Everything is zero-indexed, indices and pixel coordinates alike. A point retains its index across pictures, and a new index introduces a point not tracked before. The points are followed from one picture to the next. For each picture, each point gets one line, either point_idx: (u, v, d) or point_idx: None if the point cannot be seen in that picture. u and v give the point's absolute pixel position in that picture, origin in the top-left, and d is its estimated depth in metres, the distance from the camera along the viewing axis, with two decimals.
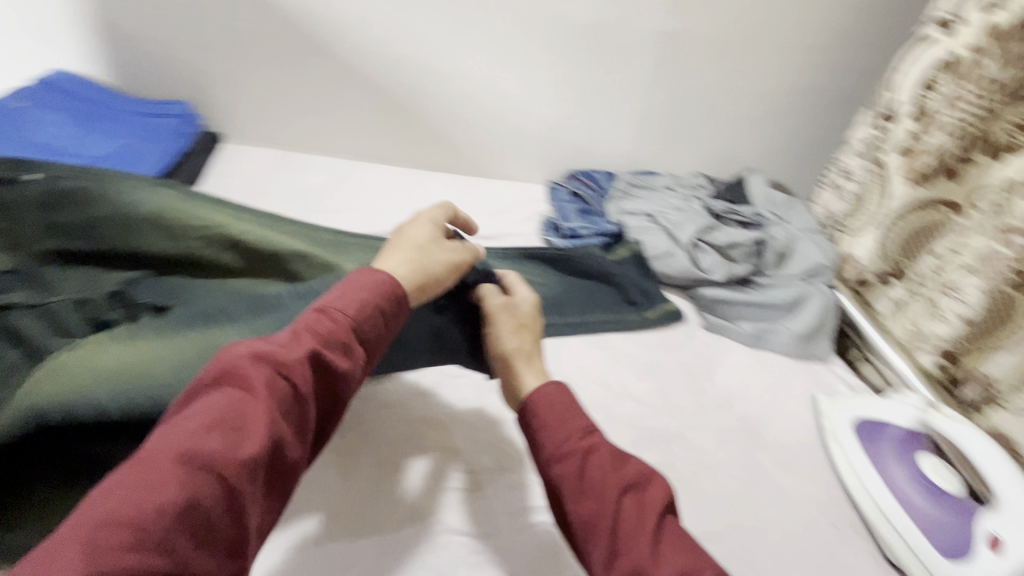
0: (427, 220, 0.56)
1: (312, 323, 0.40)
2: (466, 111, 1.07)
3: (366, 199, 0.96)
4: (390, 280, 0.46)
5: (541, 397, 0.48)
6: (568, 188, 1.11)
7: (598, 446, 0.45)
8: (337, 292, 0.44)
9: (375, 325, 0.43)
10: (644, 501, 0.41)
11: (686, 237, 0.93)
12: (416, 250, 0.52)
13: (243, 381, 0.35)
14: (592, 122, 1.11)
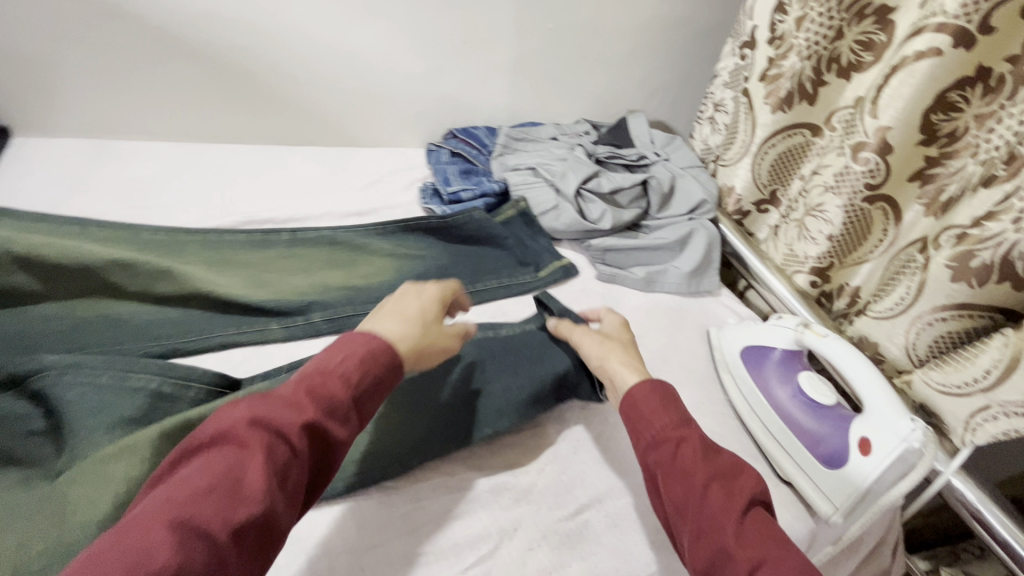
0: (425, 289, 0.57)
1: (313, 384, 0.43)
2: (318, 74, 0.93)
3: (211, 188, 0.82)
4: (387, 347, 0.47)
5: (638, 394, 0.53)
6: (447, 149, 1.03)
7: (694, 440, 0.50)
8: (338, 354, 0.45)
9: (371, 393, 0.45)
10: (729, 489, 0.46)
11: (570, 187, 0.89)
12: (420, 321, 0.52)
13: (244, 445, 0.38)
14: (464, 74, 1.02)
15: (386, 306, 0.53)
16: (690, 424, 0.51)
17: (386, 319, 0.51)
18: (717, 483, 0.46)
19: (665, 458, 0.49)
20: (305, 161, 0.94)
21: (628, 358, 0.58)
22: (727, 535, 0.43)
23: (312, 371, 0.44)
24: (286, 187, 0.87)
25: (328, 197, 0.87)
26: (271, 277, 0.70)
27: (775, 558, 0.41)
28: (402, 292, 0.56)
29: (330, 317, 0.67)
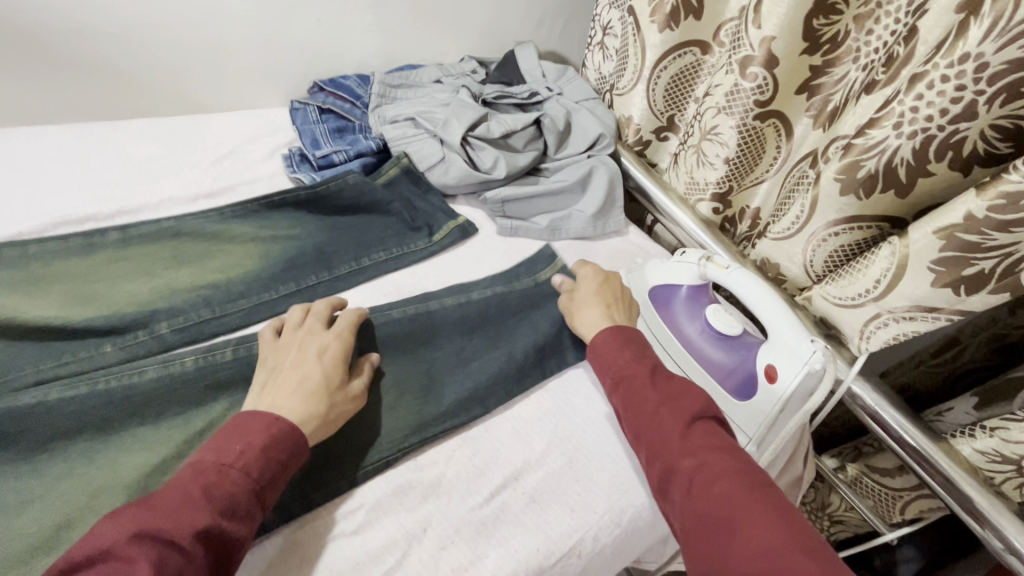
0: (326, 341, 0.53)
1: (208, 482, 0.41)
2: (131, 25, 0.75)
3: (4, 184, 0.65)
4: (293, 431, 0.46)
5: (601, 340, 0.57)
6: (314, 105, 0.89)
7: (631, 370, 0.54)
8: (237, 445, 0.43)
9: (273, 484, 0.44)
10: (678, 411, 0.49)
11: (455, 135, 0.79)
12: (324, 392, 0.49)
13: (128, 561, 0.35)
14: (319, 13, 0.87)
15: (284, 375, 0.50)
16: (648, 359, 0.55)
17: (285, 396, 0.48)
18: (666, 407, 0.50)
19: (622, 394, 0.53)
20: (136, 138, 0.78)
21: (613, 309, 0.61)
22: (673, 450, 0.47)
23: (205, 468, 0.42)
24: (111, 173, 0.71)
25: (168, 179, 0.72)
26: (99, 288, 0.58)
27: (716, 462, 0.45)
28: (298, 351, 0.52)
29: (179, 327, 0.56)
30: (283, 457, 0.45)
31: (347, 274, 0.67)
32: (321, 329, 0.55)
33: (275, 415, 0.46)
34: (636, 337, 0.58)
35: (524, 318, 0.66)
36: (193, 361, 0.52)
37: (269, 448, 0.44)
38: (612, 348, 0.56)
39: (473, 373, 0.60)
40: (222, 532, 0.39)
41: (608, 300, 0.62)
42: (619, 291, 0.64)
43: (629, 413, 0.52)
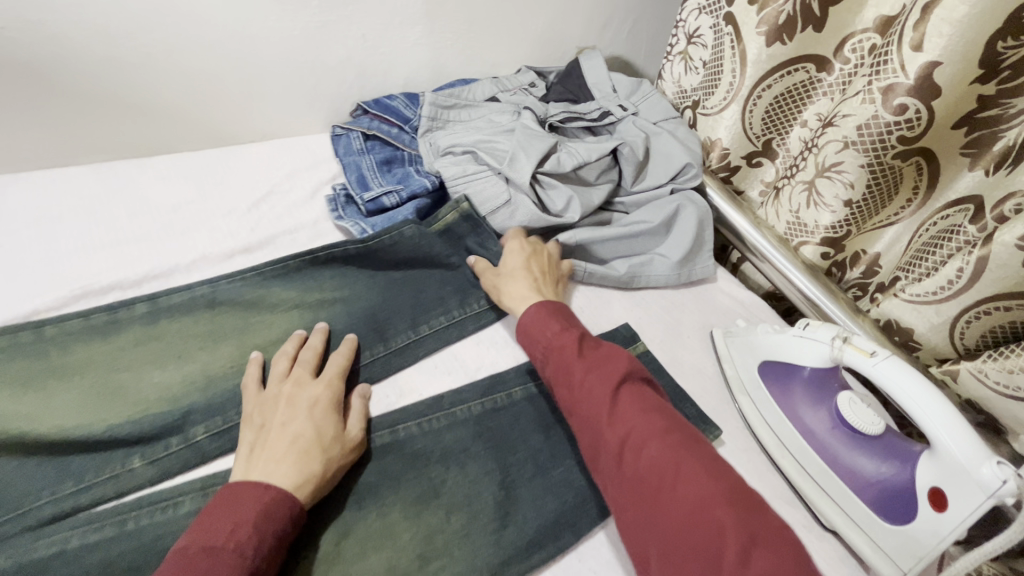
0: (314, 391, 0.49)
1: (198, 572, 0.36)
2: (156, 52, 0.66)
3: (23, 245, 0.58)
4: (289, 497, 0.41)
5: (527, 315, 0.54)
6: (358, 131, 0.79)
7: (557, 340, 0.51)
8: (225, 523, 0.39)
9: (272, 559, 0.39)
10: (604, 377, 0.47)
11: (525, 173, 0.68)
12: (317, 449, 0.45)
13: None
14: (363, 28, 0.76)
15: (271, 434, 0.45)
16: (576, 328, 0.52)
17: (277, 459, 0.44)
18: (591, 375, 0.48)
19: (551, 367, 0.50)
20: (163, 179, 0.69)
21: (539, 283, 0.60)
22: (601, 421, 0.45)
23: (192, 553, 0.37)
24: (138, 227, 0.63)
25: (200, 231, 0.64)
26: (127, 379, 0.50)
27: (648, 428, 0.44)
28: (287, 407, 0.48)
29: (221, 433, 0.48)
30: (280, 528, 0.40)
31: (405, 347, 0.58)
32: (294, 362, 0.52)
33: (268, 483, 0.42)
34: (562, 308, 0.55)
35: None
36: None
37: (261, 520, 0.39)
38: (537, 320, 0.53)
39: (555, 488, 0.51)
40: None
41: (536, 275, 0.61)
42: (548, 265, 0.64)
43: (554, 382, 0.50)
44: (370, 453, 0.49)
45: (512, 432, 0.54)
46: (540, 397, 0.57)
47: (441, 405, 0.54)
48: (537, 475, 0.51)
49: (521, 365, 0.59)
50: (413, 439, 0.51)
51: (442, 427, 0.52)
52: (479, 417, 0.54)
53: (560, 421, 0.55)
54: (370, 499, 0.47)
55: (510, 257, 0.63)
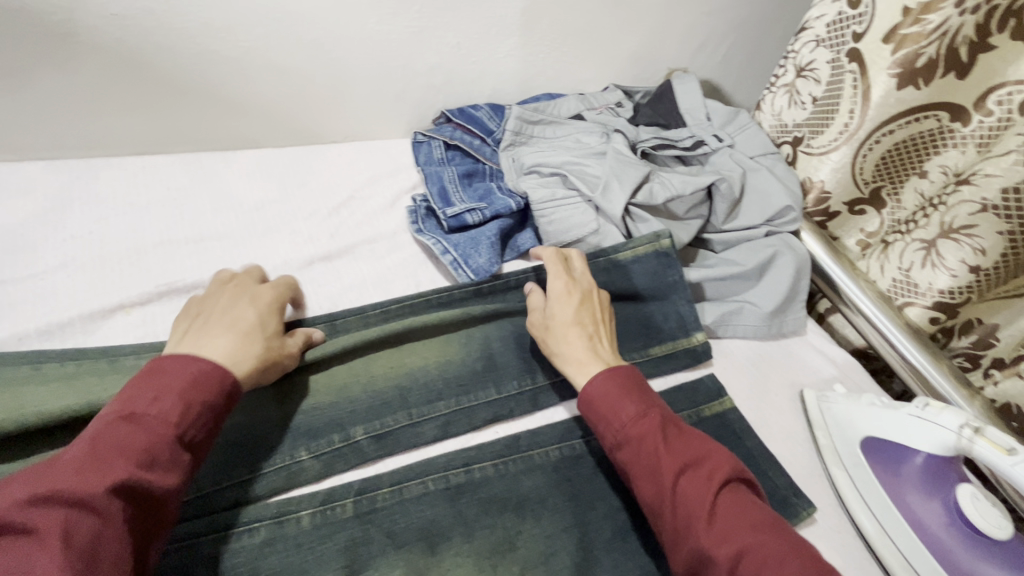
0: (260, 292, 0.50)
1: (118, 437, 0.35)
2: (255, 48, 0.65)
3: (113, 235, 0.58)
4: (221, 372, 0.41)
5: (594, 387, 0.48)
6: (440, 140, 0.77)
7: (634, 429, 0.45)
8: (149, 392, 0.38)
9: (202, 426, 0.39)
10: (700, 481, 0.42)
11: (617, 205, 0.65)
12: (257, 333, 0.45)
13: (30, 530, 0.30)
14: (458, 36, 0.73)
15: (211, 318, 0.45)
16: (655, 411, 0.46)
17: (212, 335, 0.43)
18: (685, 477, 0.42)
19: (633, 460, 0.44)
20: (248, 175, 0.68)
21: (596, 341, 0.52)
22: (701, 532, 0.40)
23: (112, 419, 0.36)
24: (222, 223, 0.62)
25: (282, 234, 0.62)
26: None
27: (761, 544, 0.38)
28: (230, 298, 0.48)
29: (297, 460, 0.46)
30: (205, 401, 0.39)
31: (483, 382, 0.54)
32: (246, 275, 0.52)
33: (200, 356, 0.41)
34: (638, 381, 0.48)
35: None
36: (311, 515, 0.43)
37: (186, 395, 0.38)
38: (608, 396, 0.47)
39: (636, 554, 0.47)
40: (146, 485, 0.34)
41: (590, 328, 0.53)
42: (600, 311, 0.55)
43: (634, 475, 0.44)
44: (444, 492, 0.46)
45: (592, 485, 0.50)
46: None
47: (518, 448, 0.50)
48: (617, 538, 0.47)
49: None
50: (488, 484, 0.48)
51: (521, 472, 0.49)
52: (559, 465, 0.50)
53: None
54: (442, 545, 0.44)
55: (557, 305, 0.54)
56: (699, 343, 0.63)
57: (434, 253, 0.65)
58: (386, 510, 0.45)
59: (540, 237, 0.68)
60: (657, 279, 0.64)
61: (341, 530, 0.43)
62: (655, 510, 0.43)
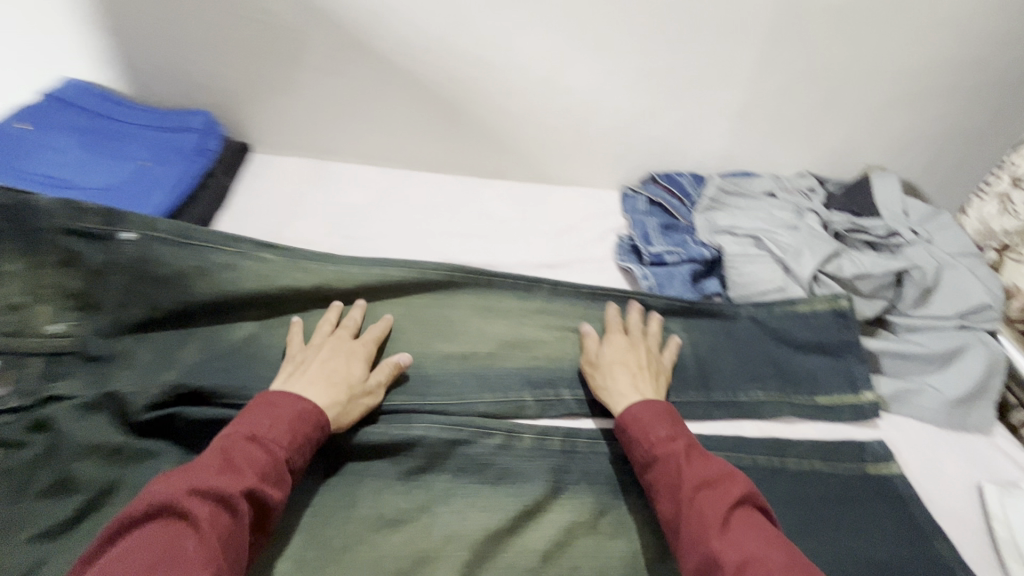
0: (354, 344, 0.58)
1: (242, 452, 0.43)
2: (532, 109, 0.85)
3: (413, 222, 0.81)
4: (316, 407, 0.49)
5: (631, 410, 0.54)
6: (645, 196, 0.93)
7: (662, 446, 0.50)
8: (264, 420, 0.46)
9: (301, 456, 0.46)
10: (714, 496, 0.45)
11: (806, 267, 0.74)
12: (345, 387, 0.53)
13: (187, 517, 0.38)
14: (683, 116, 0.89)
15: (313, 365, 0.54)
16: (682, 437, 0.51)
17: (310, 385, 0.51)
18: (702, 492, 0.45)
19: (660, 474, 0.49)
20: (499, 199, 0.89)
21: (639, 379, 0.59)
22: (712, 539, 0.42)
23: (239, 436, 0.44)
24: (480, 228, 0.83)
25: (520, 244, 0.81)
26: (466, 331, 0.66)
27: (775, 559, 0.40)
28: (327, 350, 0.56)
29: (522, 399, 0.61)
30: (303, 433, 0.47)
31: (663, 387, 0.66)
32: (346, 324, 0.60)
33: (299, 395, 0.49)
34: (673, 412, 0.54)
35: (848, 511, 0.58)
36: (531, 439, 0.57)
37: (292, 426, 0.47)
38: (641, 415, 0.53)
39: None
40: (261, 496, 0.42)
41: (635, 368, 0.60)
42: (653, 364, 0.62)
43: (659, 488, 0.49)
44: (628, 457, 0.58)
45: None
46: (782, 476, 0.60)
47: None
48: None
49: (767, 440, 0.63)
50: None
51: None
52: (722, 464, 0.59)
53: (801, 505, 0.58)
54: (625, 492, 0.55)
55: (607, 348, 0.62)
56: (867, 402, 0.67)
57: (635, 279, 0.79)
58: (585, 454, 0.57)
59: (726, 286, 0.78)
60: (832, 337, 0.70)
61: (551, 453, 0.56)
62: (673, 521, 0.46)
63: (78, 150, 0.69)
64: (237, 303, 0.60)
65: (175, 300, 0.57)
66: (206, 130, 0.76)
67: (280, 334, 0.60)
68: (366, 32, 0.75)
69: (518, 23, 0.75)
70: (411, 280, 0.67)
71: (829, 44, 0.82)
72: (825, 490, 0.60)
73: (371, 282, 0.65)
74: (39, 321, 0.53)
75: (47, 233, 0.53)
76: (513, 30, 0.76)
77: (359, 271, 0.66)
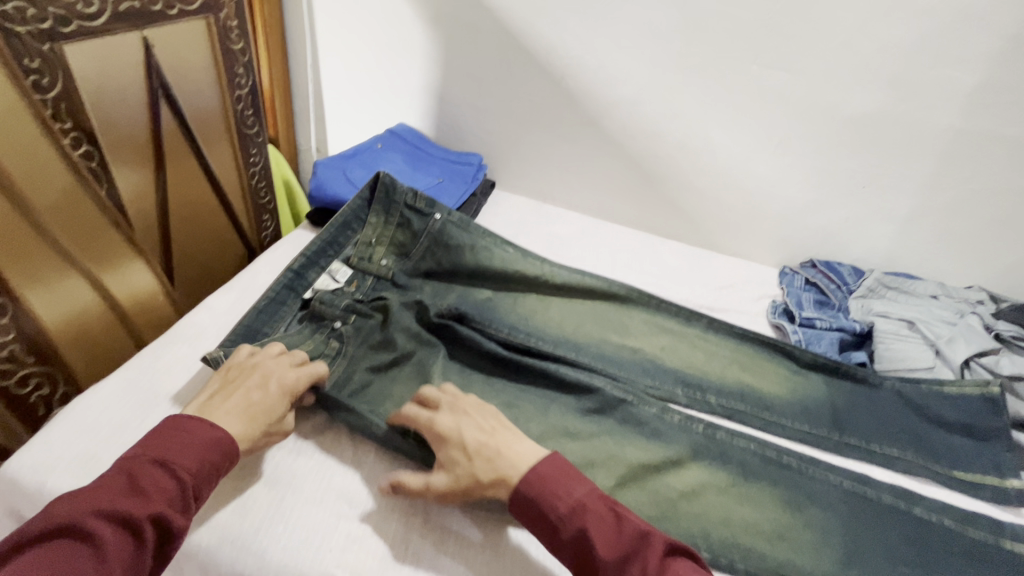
0: (282, 376, 0.62)
1: (149, 477, 0.48)
2: (714, 188, 1.06)
3: (603, 255, 1.04)
4: (227, 438, 0.54)
5: (524, 489, 0.53)
6: (802, 275, 1.06)
7: (570, 523, 0.50)
8: (175, 446, 0.51)
9: (207, 483, 0.51)
10: (639, 566, 0.47)
11: (958, 353, 0.81)
12: (262, 421, 0.58)
13: (90, 538, 0.43)
14: (850, 213, 1.02)
15: (234, 394, 0.58)
16: (583, 503, 0.51)
17: (228, 415, 0.56)
18: (628, 566, 0.47)
19: (580, 555, 0.50)
20: (672, 254, 1.09)
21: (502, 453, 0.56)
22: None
23: (148, 460, 0.49)
24: (655, 269, 1.03)
25: (685, 288, 1.00)
26: (637, 334, 0.85)
27: None
28: (255, 376, 0.61)
29: (673, 392, 0.78)
30: (210, 458, 0.52)
31: (798, 419, 0.77)
32: (279, 353, 0.65)
33: (213, 425, 0.54)
34: (565, 475, 0.54)
35: (971, 567, 0.62)
36: (680, 418, 0.72)
37: (200, 454, 0.51)
38: (539, 498, 0.52)
39: None
40: (165, 519, 0.47)
41: (493, 440, 0.57)
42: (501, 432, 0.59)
43: (581, 566, 0.50)
44: (760, 455, 0.70)
45: (872, 520, 0.65)
46: (908, 517, 0.65)
47: (817, 465, 0.69)
48: (887, 560, 0.61)
49: (896, 488, 0.69)
50: (789, 468, 0.69)
51: (815, 472, 0.69)
52: (847, 485, 0.68)
53: (923, 544, 0.63)
54: (751, 477, 0.67)
55: (466, 428, 0.58)
56: (1012, 488, 0.70)
57: (785, 335, 0.91)
58: (725, 440, 0.70)
59: (873, 358, 0.86)
60: (979, 420, 0.75)
61: (694, 431, 0.71)
62: None
63: (402, 163, 1.06)
64: (488, 274, 0.86)
65: (453, 261, 0.85)
66: (479, 166, 1.10)
67: (510, 301, 0.85)
68: (601, 115, 1.04)
69: (718, 121, 0.99)
70: (607, 291, 0.88)
71: (1008, 171, 0.91)
72: (953, 545, 0.64)
73: (580, 285, 0.87)
74: (377, 255, 0.84)
75: (398, 203, 0.85)
76: (714, 128, 0.99)
77: (571, 275, 0.88)
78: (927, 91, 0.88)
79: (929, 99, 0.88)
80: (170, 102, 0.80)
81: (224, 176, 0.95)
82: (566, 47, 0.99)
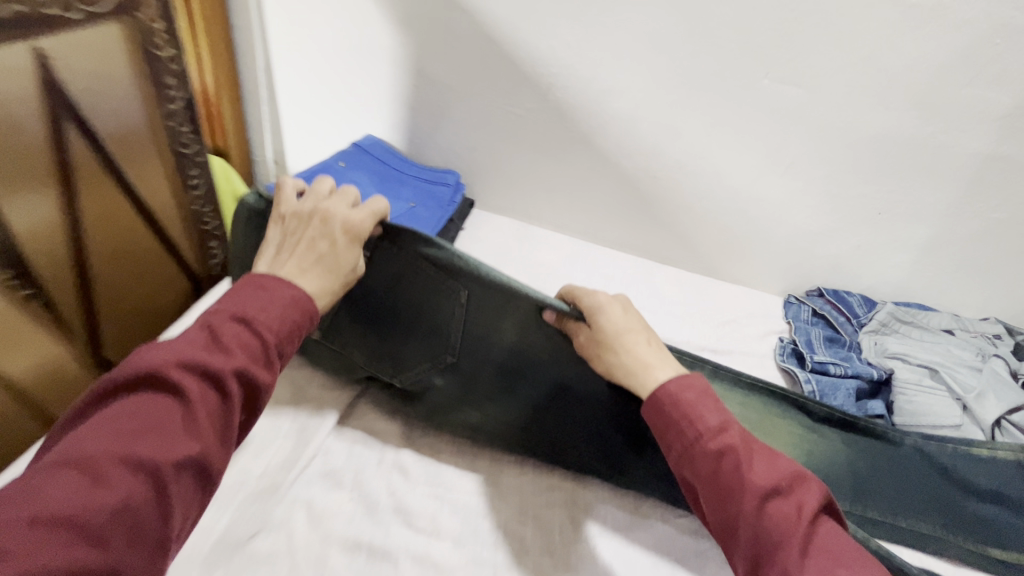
0: (348, 217, 0.58)
1: (229, 331, 0.46)
2: (716, 211, 0.96)
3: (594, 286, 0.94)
4: (305, 295, 0.51)
5: (672, 391, 0.52)
6: (809, 306, 0.97)
7: (715, 441, 0.49)
8: (251, 306, 0.48)
9: (289, 341, 0.49)
10: (788, 508, 0.45)
11: (989, 411, 0.74)
12: (337, 274, 0.56)
13: (176, 388, 0.41)
14: (862, 241, 0.94)
15: (298, 247, 0.55)
16: (734, 430, 0.50)
17: (302, 271, 0.54)
18: (773, 502, 0.46)
19: (713, 473, 0.48)
20: (670, 282, 1.00)
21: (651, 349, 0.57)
22: (793, 557, 0.43)
23: (228, 316, 0.47)
24: (652, 303, 0.94)
25: (685, 325, 0.90)
26: None
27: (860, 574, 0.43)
28: (319, 223, 0.57)
29: None
30: (289, 317, 0.49)
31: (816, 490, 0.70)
32: (333, 196, 0.60)
33: (288, 283, 0.51)
34: (716, 398, 0.52)
35: None
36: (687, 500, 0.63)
37: (279, 312, 0.49)
38: (685, 404, 0.51)
39: None
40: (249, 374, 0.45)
41: (642, 340, 0.57)
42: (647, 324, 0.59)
43: (714, 478, 0.48)
44: None
45: None
46: None
47: None
48: None
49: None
50: None
51: None
52: None
53: None
54: None
55: (617, 313, 0.58)
56: None
57: (796, 383, 0.83)
58: None
59: (893, 410, 0.79)
60: (1012, 487, 0.68)
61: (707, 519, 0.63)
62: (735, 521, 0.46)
63: (369, 183, 0.93)
64: None
65: None
66: (455, 186, 0.99)
67: None
68: (592, 130, 0.93)
69: (723, 140, 0.88)
70: None
71: None
72: None
73: None
74: None
75: None
76: (719, 148, 0.89)
77: None
78: (956, 113, 0.79)
79: (957, 122, 0.80)
80: (79, 122, 0.66)
81: (157, 202, 0.81)
82: (553, 55, 0.87)
